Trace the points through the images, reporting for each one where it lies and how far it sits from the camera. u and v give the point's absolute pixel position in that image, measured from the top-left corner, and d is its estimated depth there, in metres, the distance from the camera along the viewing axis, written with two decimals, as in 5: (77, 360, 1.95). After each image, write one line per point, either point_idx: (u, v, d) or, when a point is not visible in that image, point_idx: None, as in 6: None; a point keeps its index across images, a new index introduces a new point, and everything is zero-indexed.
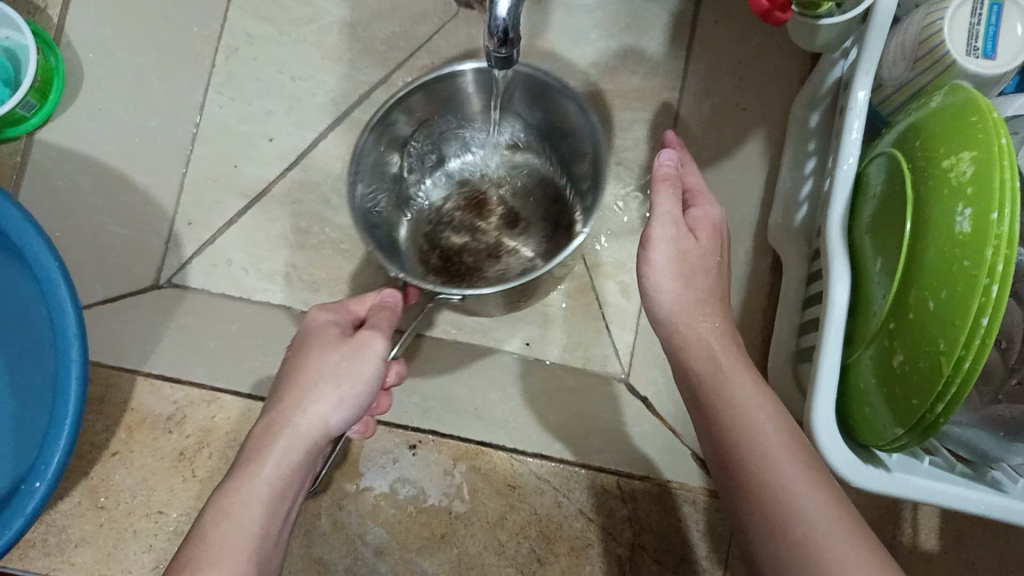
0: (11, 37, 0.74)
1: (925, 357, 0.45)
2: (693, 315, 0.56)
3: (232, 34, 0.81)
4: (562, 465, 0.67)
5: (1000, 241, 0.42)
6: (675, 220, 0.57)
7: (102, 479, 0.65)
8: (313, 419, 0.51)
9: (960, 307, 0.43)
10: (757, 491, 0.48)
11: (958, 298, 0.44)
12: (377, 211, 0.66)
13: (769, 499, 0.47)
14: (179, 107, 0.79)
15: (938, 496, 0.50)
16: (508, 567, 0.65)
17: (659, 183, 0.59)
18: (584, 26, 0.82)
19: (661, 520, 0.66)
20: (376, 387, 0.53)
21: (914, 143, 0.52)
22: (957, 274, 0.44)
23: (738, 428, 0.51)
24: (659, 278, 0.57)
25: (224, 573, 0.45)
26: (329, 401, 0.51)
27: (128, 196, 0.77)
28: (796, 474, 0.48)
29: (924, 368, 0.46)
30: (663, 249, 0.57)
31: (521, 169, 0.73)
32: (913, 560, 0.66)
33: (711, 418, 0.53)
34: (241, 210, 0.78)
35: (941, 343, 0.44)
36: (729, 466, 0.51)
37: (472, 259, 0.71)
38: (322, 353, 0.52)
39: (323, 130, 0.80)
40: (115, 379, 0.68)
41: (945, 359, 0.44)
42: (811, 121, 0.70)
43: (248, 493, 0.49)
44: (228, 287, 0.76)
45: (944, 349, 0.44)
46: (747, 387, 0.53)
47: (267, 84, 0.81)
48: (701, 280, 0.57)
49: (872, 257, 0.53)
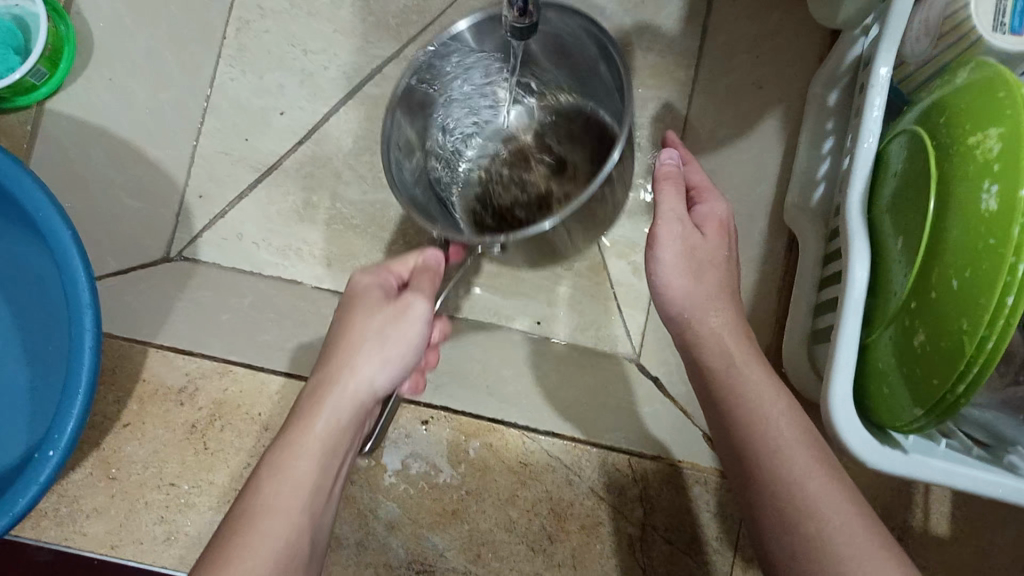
0: (22, 5, 0.73)
1: (949, 337, 0.45)
2: (702, 304, 0.57)
3: (245, 7, 0.80)
4: (574, 443, 0.67)
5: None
6: (679, 218, 0.58)
7: (114, 451, 0.65)
8: (361, 379, 0.52)
9: (983, 287, 0.43)
10: (772, 485, 0.49)
11: (983, 278, 0.43)
12: (417, 176, 0.68)
13: (784, 493, 0.48)
14: (191, 79, 0.79)
15: (954, 478, 0.50)
16: (519, 544, 0.65)
17: (661, 181, 0.60)
18: (598, 2, 0.81)
19: (673, 501, 0.66)
20: (419, 347, 0.54)
21: (937, 120, 0.51)
22: (982, 253, 0.44)
23: (752, 420, 0.52)
24: (665, 272, 0.58)
25: (278, 526, 0.46)
26: (374, 363, 0.52)
27: (139, 167, 0.76)
28: (811, 469, 0.49)
29: (945, 349, 0.45)
30: (666, 244, 0.58)
31: (567, 114, 0.73)
32: (925, 543, 0.67)
33: (724, 408, 0.53)
34: (251, 184, 0.78)
35: (964, 323, 0.44)
36: (738, 452, 0.52)
37: (523, 212, 0.70)
38: (370, 310, 0.53)
39: (334, 104, 0.80)
40: (127, 350, 0.68)
41: (968, 339, 0.43)
42: (830, 100, 0.69)
43: (298, 451, 0.50)
44: (240, 261, 0.76)
45: (967, 329, 0.44)
46: (758, 378, 0.53)
47: (279, 57, 0.80)
48: (709, 272, 0.58)
49: (893, 237, 0.52)
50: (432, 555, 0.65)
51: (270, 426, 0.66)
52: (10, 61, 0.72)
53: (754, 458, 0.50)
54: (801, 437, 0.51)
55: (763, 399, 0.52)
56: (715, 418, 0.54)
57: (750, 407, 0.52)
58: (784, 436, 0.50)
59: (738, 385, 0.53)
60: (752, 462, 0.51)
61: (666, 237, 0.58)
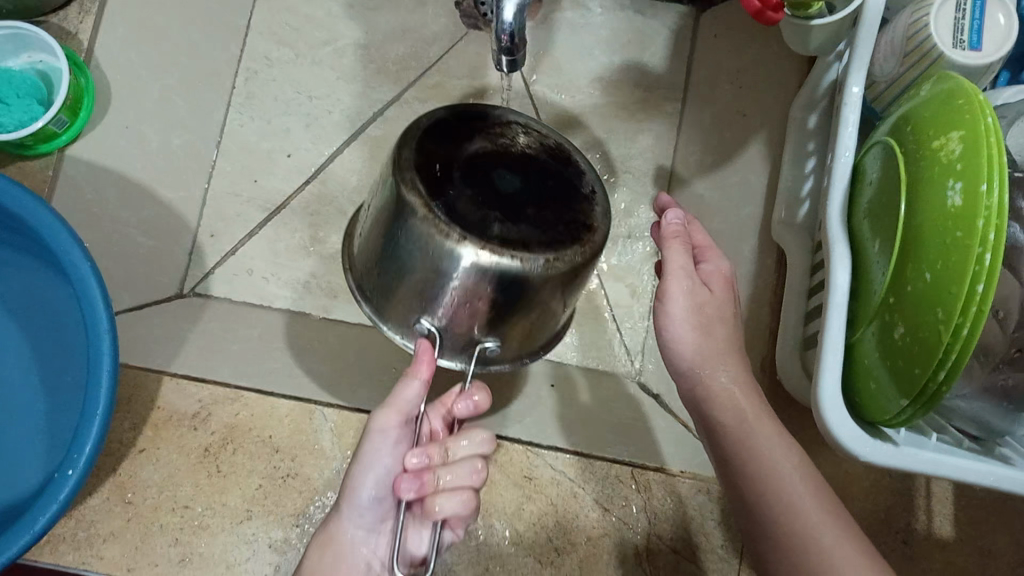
0: (46, 61, 0.79)
1: (926, 328, 0.47)
2: (712, 358, 0.59)
3: (253, 58, 0.85)
4: (577, 455, 0.69)
5: (989, 212, 0.44)
6: (688, 273, 0.59)
7: (130, 476, 0.67)
8: (348, 520, 0.57)
9: (955, 277, 0.45)
10: (798, 549, 0.51)
11: (953, 269, 0.46)
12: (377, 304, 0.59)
13: (808, 558, 0.51)
14: (202, 124, 0.83)
15: (944, 468, 0.52)
16: (527, 557, 0.66)
17: (668, 244, 0.60)
18: (586, 45, 0.87)
19: (676, 509, 0.67)
20: (393, 454, 0.56)
21: (905, 130, 0.54)
22: (952, 246, 0.46)
23: (769, 485, 0.54)
24: (677, 328, 0.59)
25: None
26: (350, 494, 0.56)
27: (153, 206, 0.79)
28: (831, 532, 0.51)
29: (924, 339, 0.47)
30: (677, 304, 0.59)
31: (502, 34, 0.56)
32: (932, 547, 0.67)
33: (728, 455, 0.57)
34: (261, 222, 0.81)
35: (939, 313, 0.46)
36: (756, 519, 0.54)
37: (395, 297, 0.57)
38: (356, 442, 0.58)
39: (339, 144, 0.84)
40: (142, 378, 0.70)
41: (944, 328, 0.46)
42: (810, 123, 0.73)
43: None
44: (249, 295, 0.79)
45: (942, 319, 0.46)
46: (764, 425, 0.57)
47: (286, 102, 0.84)
48: (717, 330, 0.60)
49: (871, 241, 0.55)
50: (441, 570, 0.64)
51: (281, 446, 0.69)
52: (34, 111, 0.76)
53: (776, 525, 0.53)
54: (803, 480, 0.54)
55: (777, 460, 0.55)
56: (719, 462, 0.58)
57: (756, 454, 0.55)
58: (792, 485, 0.54)
59: (746, 434, 0.56)
60: (760, 507, 0.54)
61: (679, 297, 0.59)
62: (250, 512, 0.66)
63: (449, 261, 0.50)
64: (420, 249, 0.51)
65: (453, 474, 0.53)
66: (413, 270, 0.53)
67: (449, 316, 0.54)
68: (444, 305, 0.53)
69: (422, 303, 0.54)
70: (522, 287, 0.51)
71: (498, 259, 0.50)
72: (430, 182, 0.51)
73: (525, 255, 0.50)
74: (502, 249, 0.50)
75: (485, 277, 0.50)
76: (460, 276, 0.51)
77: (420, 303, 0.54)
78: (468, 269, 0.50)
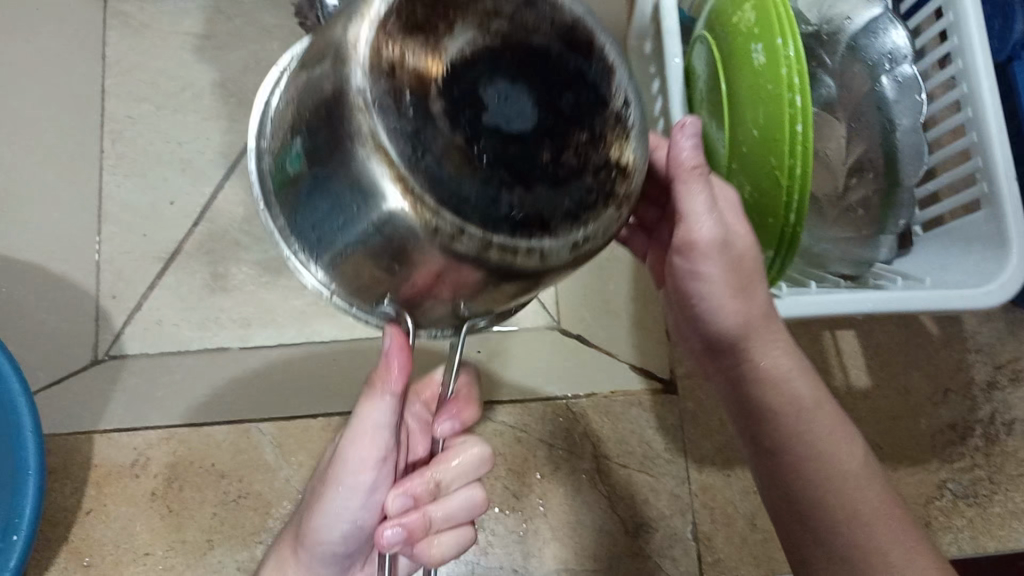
0: None
1: (770, 178, 0.51)
2: (751, 303, 0.53)
3: (115, 119, 0.86)
4: (514, 403, 0.71)
5: (789, 59, 0.49)
6: (717, 197, 0.52)
7: (83, 540, 0.67)
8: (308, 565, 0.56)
9: (777, 124, 0.50)
10: (821, 489, 0.51)
11: (774, 118, 0.50)
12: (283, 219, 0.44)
13: (833, 499, 0.50)
14: (79, 194, 0.83)
15: (823, 305, 0.57)
16: (490, 509, 0.68)
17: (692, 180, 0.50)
18: None
19: (615, 428, 0.71)
20: (374, 495, 0.51)
21: (714, 17, 0.59)
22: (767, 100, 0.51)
23: (784, 420, 0.53)
24: (712, 288, 0.53)
25: None
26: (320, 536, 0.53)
27: (49, 283, 0.80)
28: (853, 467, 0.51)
29: (770, 188, 0.52)
30: (715, 260, 0.51)
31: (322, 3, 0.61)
32: (850, 397, 0.73)
33: (770, 437, 0.53)
34: (160, 272, 0.82)
35: (775, 161, 0.51)
36: (770, 457, 0.54)
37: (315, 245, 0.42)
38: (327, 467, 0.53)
39: (219, 181, 0.85)
40: (73, 443, 0.70)
41: (781, 172, 0.50)
42: (647, 48, 0.77)
43: None
44: (166, 344, 0.80)
45: (778, 165, 0.50)
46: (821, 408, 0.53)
47: (157, 154, 0.86)
48: (750, 268, 0.52)
49: (711, 123, 0.59)
50: None
51: (227, 471, 0.69)
52: None
53: (793, 460, 0.52)
54: (842, 455, 0.52)
55: (788, 392, 0.53)
56: (759, 443, 0.54)
57: (811, 444, 0.52)
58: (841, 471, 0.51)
59: (801, 424, 0.52)
60: (806, 489, 0.51)
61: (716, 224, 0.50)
62: (211, 542, 0.67)
63: (403, 229, 0.36)
64: (368, 216, 0.37)
65: (447, 510, 0.50)
66: (353, 238, 0.38)
67: (418, 292, 0.40)
68: (412, 284, 0.39)
69: (382, 269, 0.39)
70: (511, 274, 0.38)
71: (478, 241, 0.36)
72: (436, 114, 0.36)
73: (516, 241, 0.36)
74: (484, 226, 0.36)
75: (471, 273, 0.37)
76: (425, 258, 0.37)
77: (375, 279, 0.41)
78: (465, 255, 0.36)
